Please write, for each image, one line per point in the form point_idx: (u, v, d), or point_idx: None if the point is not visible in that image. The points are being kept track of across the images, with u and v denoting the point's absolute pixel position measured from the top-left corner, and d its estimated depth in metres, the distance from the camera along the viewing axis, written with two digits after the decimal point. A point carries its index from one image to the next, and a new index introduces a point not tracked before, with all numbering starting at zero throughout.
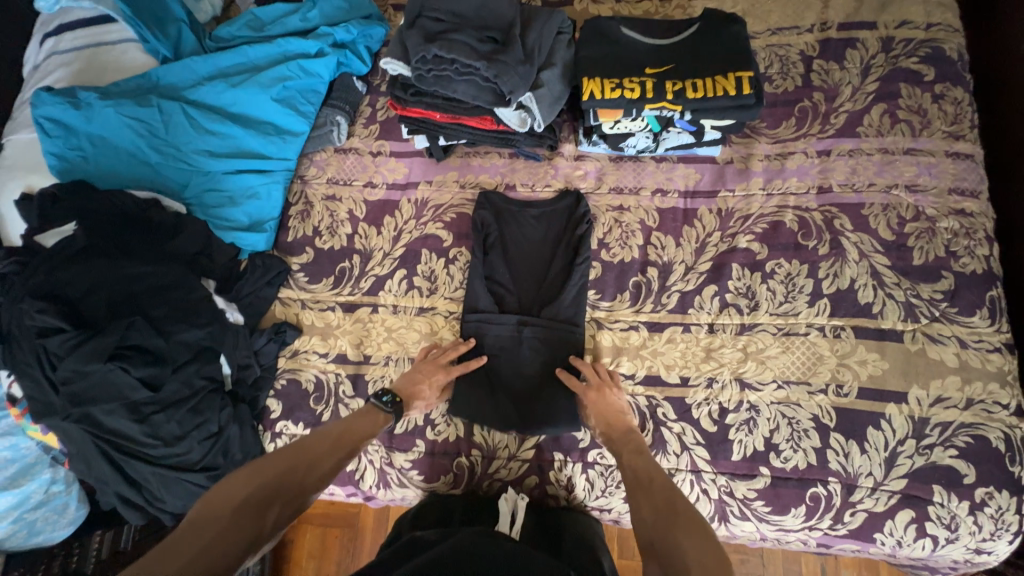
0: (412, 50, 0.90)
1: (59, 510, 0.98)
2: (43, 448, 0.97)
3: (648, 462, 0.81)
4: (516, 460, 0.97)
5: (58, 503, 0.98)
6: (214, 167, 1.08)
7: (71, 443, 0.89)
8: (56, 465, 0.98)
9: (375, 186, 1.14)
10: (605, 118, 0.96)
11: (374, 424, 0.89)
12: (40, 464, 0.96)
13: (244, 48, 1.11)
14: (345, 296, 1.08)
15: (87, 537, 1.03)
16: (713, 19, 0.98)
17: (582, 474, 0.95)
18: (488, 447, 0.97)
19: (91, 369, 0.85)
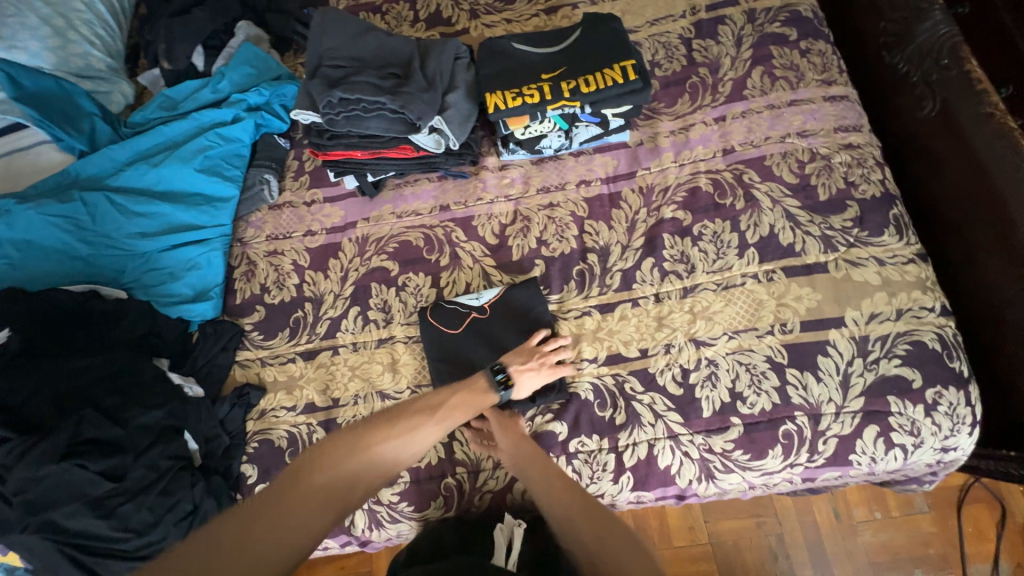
0: (318, 99, 0.94)
1: None
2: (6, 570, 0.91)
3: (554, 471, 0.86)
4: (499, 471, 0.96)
5: None
6: (149, 248, 1.09)
7: (37, 558, 0.85)
8: None
9: (314, 233, 1.16)
10: (514, 126, 1.03)
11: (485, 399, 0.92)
12: None
13: (160, 128, 1.13)
14: (303, 345, 1.08)
15: None
16: (591, 20, 1.08)
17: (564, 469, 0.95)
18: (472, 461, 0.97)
19: (43, 472, 0.82)
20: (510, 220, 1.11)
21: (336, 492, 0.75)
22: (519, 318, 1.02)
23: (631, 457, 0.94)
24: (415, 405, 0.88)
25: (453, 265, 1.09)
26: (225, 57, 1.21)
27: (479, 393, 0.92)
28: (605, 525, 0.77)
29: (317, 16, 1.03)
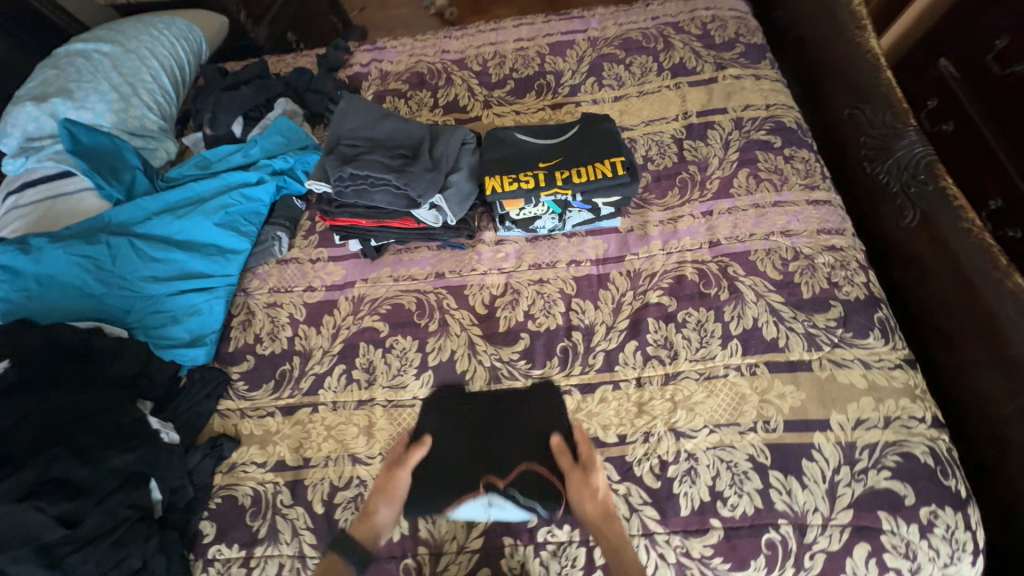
0: (331, 172, 1.02)
1: None
2: None
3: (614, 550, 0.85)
4: (471, 492, 0.93)
5: None
6: (157, 292, 1.16)
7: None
8: None
9: (314, 289, 1.22)
10: (510, 207, 1.10)
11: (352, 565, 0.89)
12: None
13: (191, 184, 1.24)
14: (285, 399, 1.09)
15: None
16: (588, 118, 1.19)
17: (551, 480, 0.93)
18: (441, 483, 0.95)
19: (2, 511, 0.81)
20: (500, 291, 1.16)
21: None
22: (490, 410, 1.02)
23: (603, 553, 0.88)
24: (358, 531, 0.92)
25: (443, 330, 1.12)
26: (261, 127, 1.34)
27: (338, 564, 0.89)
28: None
29: (343, 101, 1.17)
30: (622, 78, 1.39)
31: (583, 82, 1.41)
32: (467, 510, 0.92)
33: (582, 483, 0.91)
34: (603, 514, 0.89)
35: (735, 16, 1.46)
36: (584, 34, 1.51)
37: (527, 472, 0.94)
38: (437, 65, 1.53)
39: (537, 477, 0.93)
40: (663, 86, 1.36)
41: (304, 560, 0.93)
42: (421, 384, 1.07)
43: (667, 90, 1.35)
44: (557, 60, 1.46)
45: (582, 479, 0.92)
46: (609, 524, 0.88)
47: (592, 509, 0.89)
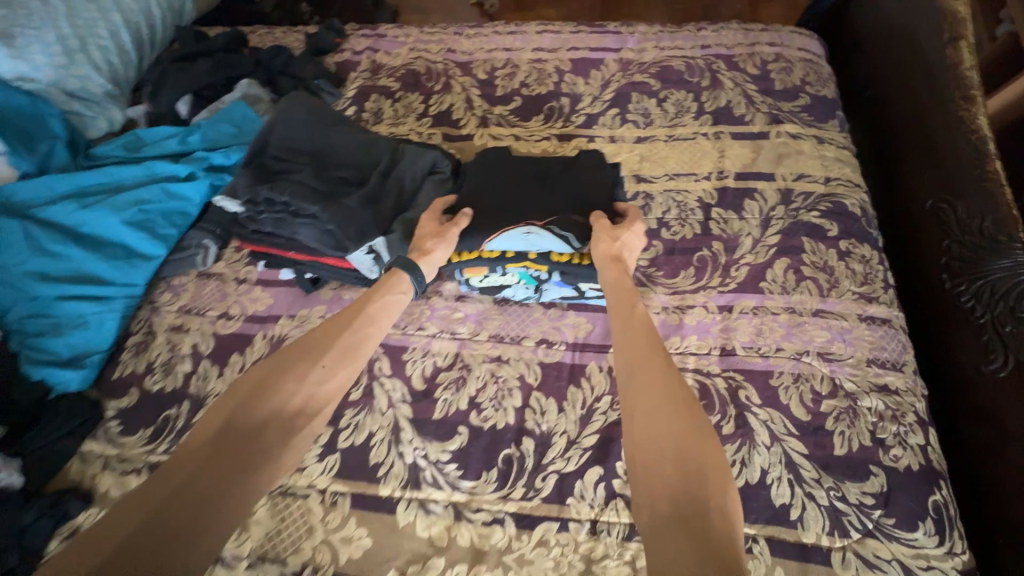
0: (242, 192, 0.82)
1: None
2: None
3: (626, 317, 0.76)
4: (507, 227, 0.82)
5: None
6: (41, 292, 0.95)
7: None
8: None
9: (231, 317, 1.00)
10: (471, 276, 0.87)
11: (390, 287, 0.81)
12: None
13: (111, 169, 1.03)
14: (158, 455, 0.88)
15: None
16: (586, 179, 0.91)
17: (588, 225, 0.84)
18: (492, 216, 0.85)
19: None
20: (446, 363, 0.92)
21: (240, 435, 0.66)
22: (398, 529, 0.79)
23: None
24: (338, 343, 0.76)
25: (473, 163, 0.94)
26: (211, 110, 1.13)
27: (360, 313, 0.79)
28: (676, 428, 0.63)
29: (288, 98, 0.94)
30: (651, 114, 1.14)
31: (603, 113, 1.16)
32: (504, 241, 0.81)
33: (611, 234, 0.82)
34: (620, 289, 0.79)
35: (805, 59, 1.19)
36: (616, 53, 1.25)
37: (567, 217, 0.84)
38: (437, 66, 1.30)
39: (576, 223, 0.84)
40: (699, 133, 1.10)
41: None
42: (322, 469, 0.84)
43: (703, 139, 1.09)
44: (577, 81, 1.21)
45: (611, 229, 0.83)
46: (614, 267, 0.80)
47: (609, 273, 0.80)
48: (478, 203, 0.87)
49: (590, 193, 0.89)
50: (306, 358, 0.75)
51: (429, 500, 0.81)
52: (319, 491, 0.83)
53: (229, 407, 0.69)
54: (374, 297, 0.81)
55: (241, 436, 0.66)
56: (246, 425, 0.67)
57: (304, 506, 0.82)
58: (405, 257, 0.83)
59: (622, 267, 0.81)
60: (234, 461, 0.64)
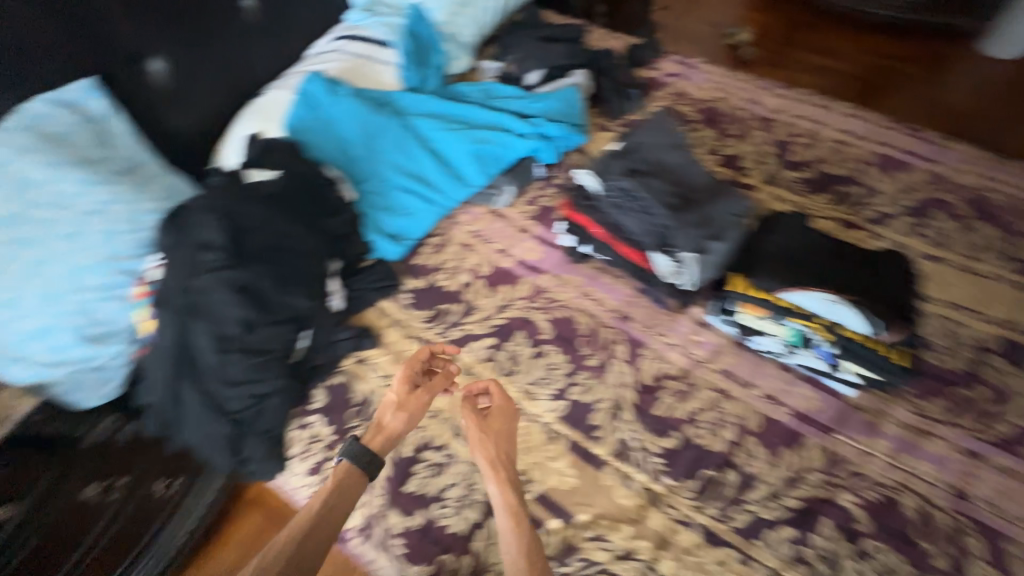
0: (608, 175, 1.02)
1: (96, 383, 1.02)
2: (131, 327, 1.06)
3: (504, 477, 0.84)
4: (807, 286, 0.92)
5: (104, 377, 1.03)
6: (393, 179, 1.25)
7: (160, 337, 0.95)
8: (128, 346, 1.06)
9: (508, 255, 1.21)
10: (749, 310, 0.96)
11: (348, 482, 0.82)
12: (115, 339, 1.05)
13: (469, 107, 1.29)
14: (432, 334, 1.11)
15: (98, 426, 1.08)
16: (886, 275, 0.95)
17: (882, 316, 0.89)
18: (786, 270, 0.95)
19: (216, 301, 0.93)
20: (676, 373, 1.03)
21: None
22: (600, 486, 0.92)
23: None
24: (330, 519, 0.77)
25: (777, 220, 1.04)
26: (550, 87, 1.36)
27: (354, 473, 0.83)
28: None
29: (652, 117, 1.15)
30: (949, 239, 1.13)
31: (895, 218, 1.17)
32: (804, 296, 0.92)
33: (495, 429, 0.89)
34: (502, 454, 0.87)
35: None
36: (926, 164, 1.25)
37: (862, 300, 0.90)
38: (738, 115, 1.40)
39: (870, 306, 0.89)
40: (998, 278, 1.07)
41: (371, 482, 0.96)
42: (550, 407, 1.01)
43: (1001, 284, 1.06)
44: (876, 178, 1.24)
45: (485, 424, 0.89)
46: (502, 488, 0.83)
47: (490, 450, 0.87)
48: (775, 255, 0.98)
49: (886, 289, 0.93)
50: (298, 547, 0.72)
51: (632, 476, 0.93)
52: (544, 423, 0.99)
53: None
54: (341, 497, 0.80)
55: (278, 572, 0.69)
56: None
57: (529, 428, 0.99)
58: (357, 444, 0.85)
59: (502, 465, 0.85)
60: None
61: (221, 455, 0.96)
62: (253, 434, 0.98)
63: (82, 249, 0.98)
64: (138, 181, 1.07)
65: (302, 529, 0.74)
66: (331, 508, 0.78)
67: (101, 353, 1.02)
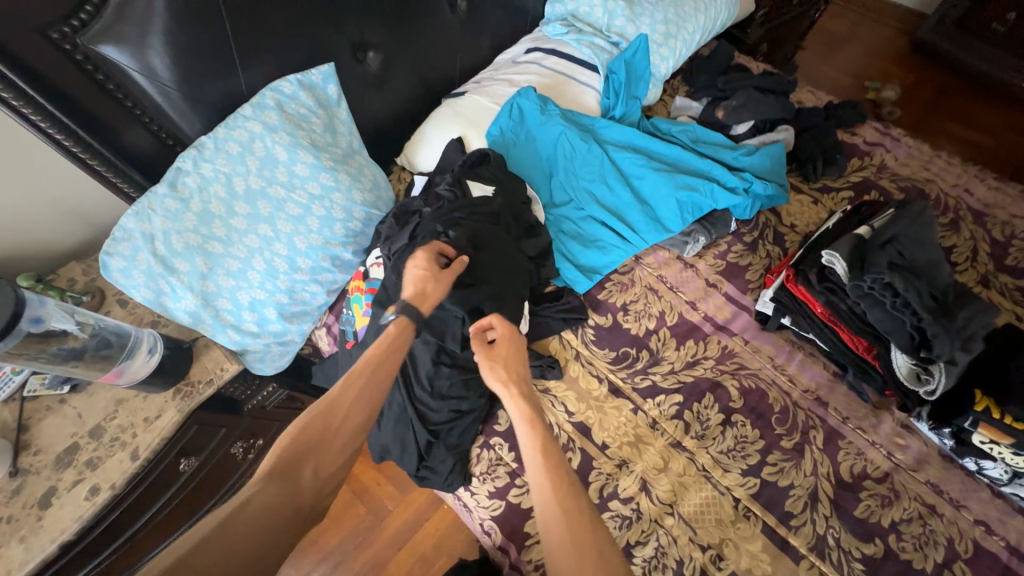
0: (874, 266, 0.93)
1: (282, 353, 1.17)
2: (320, 305, 1.17)
3: (525, 401, 0.76)
4: None
5: (287, 347, 1.17)
6: (590, 210, 1.21)
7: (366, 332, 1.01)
8: (313, 322, 1.18)
9: (695, 308, 1.18)
10: (988, 434, 0.90)
11: (404, 330, 0.80)
12: (308, 317, 1.16)
13: (678, 150, 1.26)
14: (616, 377, 1.09)
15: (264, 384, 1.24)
16: None
17: None
18: None
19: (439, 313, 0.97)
20: (877, 475, 0.98)
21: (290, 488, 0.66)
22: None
23: None
24: (359, 363, 0.74)
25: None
26: (758, 142, 1.31)
27: (412, 325, 0.80)
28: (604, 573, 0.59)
29: (913, 207, 1.06)
30: None
31: None
32: None
33: (502, 352, 0.82)
34: (515, 375, 0.80)
35: None
36: None
37: None
38: (949, 200, 1.31)
39: None
40: None
41: None
42: (742, 483, 0.97)
43: None
44: None
45: (488, 349, 0.82)
46: (519, 410, 0.74)
47: (500, 373, 0.79)
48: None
49: None
50: (338, 395, 0.71)
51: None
52: (733, 498, 0.96)
53: (290, 436, 0.69)
54: (395, 344, 0.78)
55: (314, 436, 0.69)
56: (331, 428, 0.70)
57: (720, 500, 0.96)
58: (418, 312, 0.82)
59: (513, 386, 0.77)
60: (333, 454, 0.70)
61: (407, 459, 0.97)
62: (442, 449, 0.98)
63: (303, 234, 1.07)
64: (353, 171, 1.15)
65: (359, 377, 0.73)
66: (389, 349, 0.77)
67: (291, 330, 1.14)
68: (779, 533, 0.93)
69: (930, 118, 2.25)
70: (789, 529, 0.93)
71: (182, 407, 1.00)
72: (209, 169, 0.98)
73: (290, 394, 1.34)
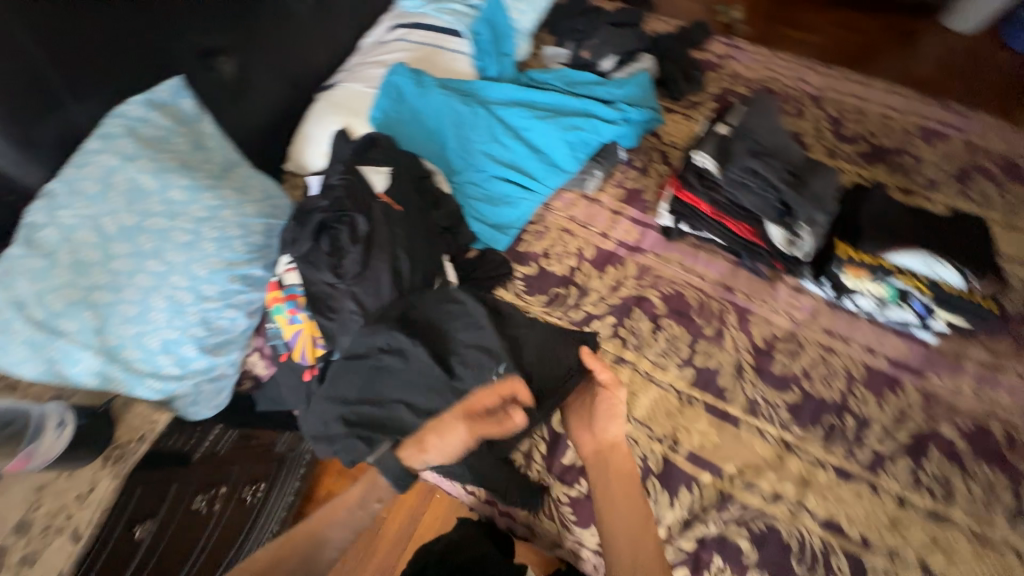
0: (735, 158, 1.13)
1: (216, 392, 1.08)
2: (242, 330, 1.09)
3: (609, 427, 0.95)
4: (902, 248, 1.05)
5: (220, 385, 1.08)
6: (490, 170, 1.25)
7: (342, 386, 0.91)
8: (240, 350, 1.10)
9: (607, 237, 1.27)
10: (851, 273, 1.08)
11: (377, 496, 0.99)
12: (233, 345, 1.08)
13: (556, 95, 1.32)
14: (553, 317, 1.16)
15: (208, 428, 1.15)
16: (968, 232, 1.08)
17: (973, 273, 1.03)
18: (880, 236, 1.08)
19: (386, 308, 0.98)
20: (784, 336, 1.14)
21: None
22: (738, 439, 1.02)
23: None
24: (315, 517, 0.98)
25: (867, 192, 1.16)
26: (624, 74, 1.41)
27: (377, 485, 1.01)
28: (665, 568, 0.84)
29: (758, 99, 1.26)
30: (990, 198, 1.30)
31: (944, 182, 1.32)
32: (904, 257, 1.05)
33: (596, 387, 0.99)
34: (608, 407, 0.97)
35: None
36: (962, 133, 1.41)
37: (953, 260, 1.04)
38: (793, 93, 1.50)
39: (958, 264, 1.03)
40: None
41: (528, 459, 1.02)
42: (680, 376, 1.09)
43: None
44: (923, 146, 1.38)
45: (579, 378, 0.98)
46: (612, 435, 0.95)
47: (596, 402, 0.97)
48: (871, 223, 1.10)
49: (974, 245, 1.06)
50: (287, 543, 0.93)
51: (765, 427, 1.03)
52: (676, 390, 1.08)
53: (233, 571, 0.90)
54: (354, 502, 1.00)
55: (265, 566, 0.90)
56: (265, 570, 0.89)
57: (666, 394, 1.07)
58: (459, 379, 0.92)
59: (612, 414, 0.96)
60: None
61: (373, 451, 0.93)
62: None
63: (200, 260, 1.00)
64: (237, 184, 1.09)
65: (311, 532, 0.96)
66: (351, 509, 0.99)
67: (219, 363, 1.05)
68: (718, 407, 1.06)
69: (772, 26, 2.52)
70: (726, 401, 1.06)
71: (116, 472, 0.93)
72: (70, 217, 0.92)
73: (242, 431, 1.24)
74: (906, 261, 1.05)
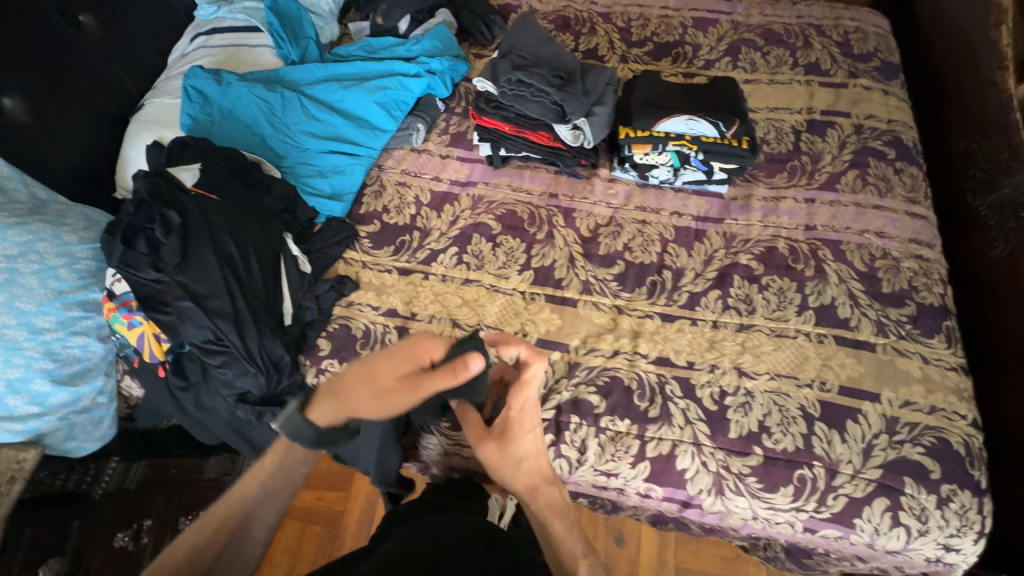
0: (504, 74, 1.27)
1: (95, 422, 1.11)
2: (103, 357, 1.12)
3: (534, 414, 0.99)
4: (667, 117, 1.24)
5: (97, 415, 1.11)
6: (313, 146, 1.32)
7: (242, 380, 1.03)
8: (107, 376, 1.13)
9: (440, 180, 1.36)
10: (638, 150, 1.25)
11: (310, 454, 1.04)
12: (96, 372, 1.11)
13: (358, 63, 1.40)
14: (402, 262, 1.25)
15: (103, 462, 1.18)
16: (719, 95, 1.28)
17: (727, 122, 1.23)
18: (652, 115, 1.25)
19: (219, 287, 1.04)
20: (605, 222, 1.28)
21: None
22: (579, 317, 1.16)
23: (654, 449, 1.02)
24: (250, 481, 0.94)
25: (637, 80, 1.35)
26: (423, 30, 1.50)
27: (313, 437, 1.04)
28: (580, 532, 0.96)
29: (519, 18, 1.40)
30: (757, 64, 1.49)
31: (718, 59, 1.51)
32: (670, 124, 1.23)
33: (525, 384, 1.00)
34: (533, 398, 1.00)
35: (879, 33, 1.54)
36: (728, 16, 1.60)
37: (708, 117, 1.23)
38: (584, 15, 1.64)
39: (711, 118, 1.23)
40: (794, 80, 1.45)
41: None
42: (522, 279, 1.21)
43: (798, 84, 1.45)
44: (698, 34, 1.56)
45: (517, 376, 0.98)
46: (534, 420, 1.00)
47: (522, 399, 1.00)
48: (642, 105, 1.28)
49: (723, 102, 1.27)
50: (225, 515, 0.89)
51: (599, 300, 1.17)
52: (520, 292, 1.19)
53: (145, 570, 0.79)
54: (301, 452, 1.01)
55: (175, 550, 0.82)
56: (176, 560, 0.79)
57: (512, 299, 1.19)
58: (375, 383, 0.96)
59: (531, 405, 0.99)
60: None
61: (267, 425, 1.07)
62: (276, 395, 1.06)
63: (23, 296, 1.01)
64: (52, 217, 1.11)
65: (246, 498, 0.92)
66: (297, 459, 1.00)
67: (83, 391, 1.08)
68: (558, 296, 1.19)
69: None
70: (563, 289, 1.19)
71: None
72: None
73: (152, 461, 1.25)
74: (672, 126, 1.23)
